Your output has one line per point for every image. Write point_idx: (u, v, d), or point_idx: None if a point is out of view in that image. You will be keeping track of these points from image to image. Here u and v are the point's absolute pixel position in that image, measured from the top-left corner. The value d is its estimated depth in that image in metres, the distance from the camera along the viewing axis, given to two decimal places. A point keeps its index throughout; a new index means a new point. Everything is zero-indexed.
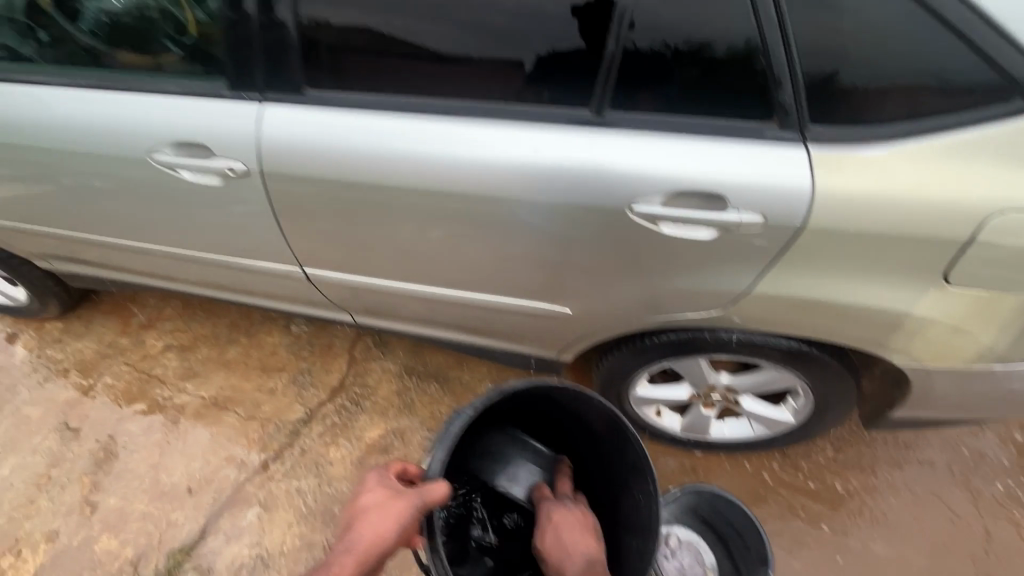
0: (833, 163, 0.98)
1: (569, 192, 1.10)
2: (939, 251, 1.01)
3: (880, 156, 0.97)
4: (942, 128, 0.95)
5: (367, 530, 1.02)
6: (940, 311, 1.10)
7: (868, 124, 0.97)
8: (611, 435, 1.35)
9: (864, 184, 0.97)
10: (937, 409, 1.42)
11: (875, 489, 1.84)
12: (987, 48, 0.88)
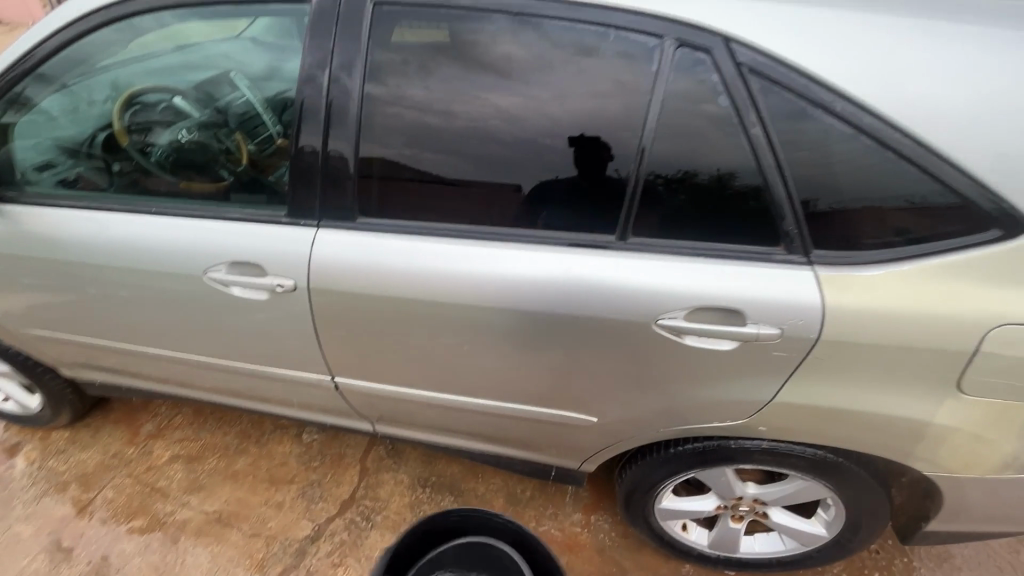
0: (838, 282, 1.08)
1: (596, 306, 1.18)
2: (948, 361, 1.08)
3: (880, 276, 1.07)
4: (931, 253, 1.06)
5: None
6: (959, 419, 1.14)
7: (864, 248, 1.08)
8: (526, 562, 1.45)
9: (869, 300, 1.06)
10: (972, 522, 1.39)
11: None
12: (961, 187, 1.01)
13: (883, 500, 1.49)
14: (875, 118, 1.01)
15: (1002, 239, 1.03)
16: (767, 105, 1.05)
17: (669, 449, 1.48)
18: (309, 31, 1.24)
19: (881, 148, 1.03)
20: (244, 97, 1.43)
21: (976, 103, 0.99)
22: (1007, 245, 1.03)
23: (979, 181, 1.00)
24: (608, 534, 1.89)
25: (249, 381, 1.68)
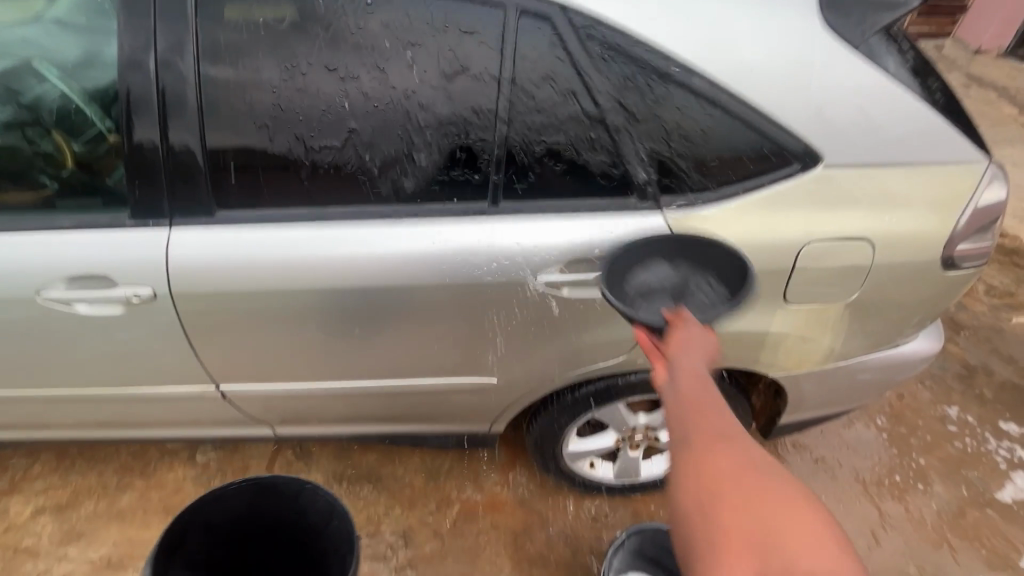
0: (684, 222, 1.23)
1: (480, 272, 1.23)
2: (774, 279, 1.29)
3: (717, 212, 1.24)
4: (753, 189, 1.25)
5: None
6: (789, 326, 1.37)
7: (702, 191, 1.24)
8: (256, 510, 1.33)
9: (709, 234, 1.23)
10: (812, 409, 1.69)
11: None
12: (769, 129, 1.19)
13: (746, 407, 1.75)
14: (697, 75, 1.14)
15: (804, 171, 1.23)
16: (608, 68, 1.14)
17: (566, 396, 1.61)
18: (123, 9, 1.10)
19: (706, 101, 1.17)
20: (56, 88, 1.19)
21: (775, 56, 1.15)
22: (806, 177, 1.23)
23: (781, 124, 1.19)
24: (527, 487, 2.01)
25: (119, 407, 1.51)
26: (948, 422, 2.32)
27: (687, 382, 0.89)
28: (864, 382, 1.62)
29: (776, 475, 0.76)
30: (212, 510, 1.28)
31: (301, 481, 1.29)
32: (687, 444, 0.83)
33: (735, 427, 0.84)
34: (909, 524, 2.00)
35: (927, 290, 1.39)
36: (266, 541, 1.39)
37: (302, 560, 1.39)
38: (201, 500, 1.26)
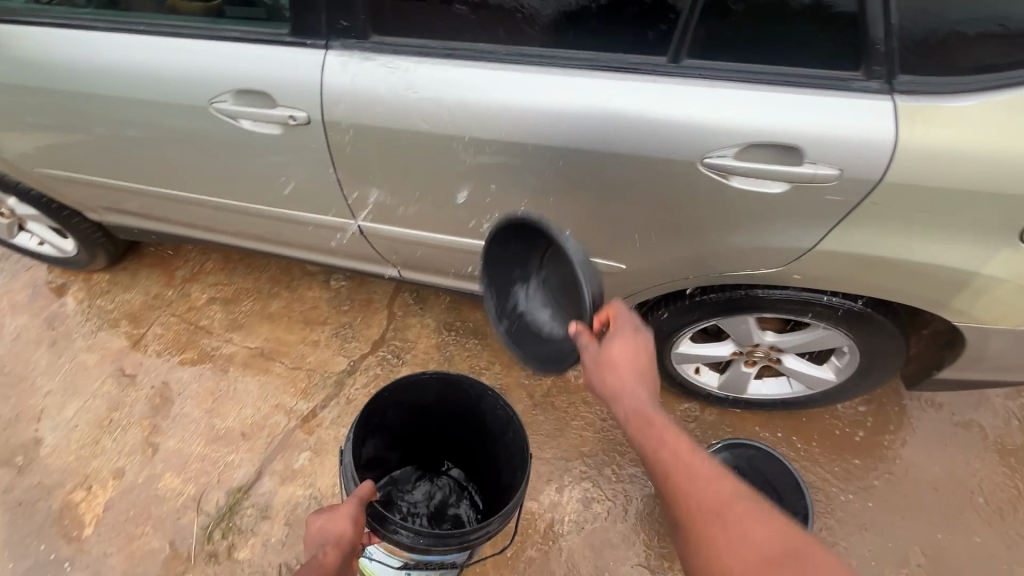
0: (918, 115, 0.95)
1: (638, 143, 1.07)
2: (1018, 209, 0.99)
3: (968, 107, 0.94)
4: None
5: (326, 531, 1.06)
6: (1010, 271, 1.08)
7: (959, 75, 0.94)
8: (442, 400, 1.48)
9: (949, 136, 0.95)
10: (988, 371, 1.42)
11: (909, 450, 1.86)
12: None
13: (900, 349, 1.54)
14: None
15: None
16: None
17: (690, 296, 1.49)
18: None
19: None
20: None
21: None
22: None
23: None
24: None
25: (273, 225, 1.66)
26: None
27: (631, 425, 0.97)
28: None
29: (747, 520, 0.82)
30: (412, 387, 1.43)
31: (486, 389, 1.38)
32: (686, 532, 0.85)
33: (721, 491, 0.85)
34: None
35: None
36: (453, 425, 1.56)
37: (477, 450, 1.57)
38: (398, 384, 1.39)
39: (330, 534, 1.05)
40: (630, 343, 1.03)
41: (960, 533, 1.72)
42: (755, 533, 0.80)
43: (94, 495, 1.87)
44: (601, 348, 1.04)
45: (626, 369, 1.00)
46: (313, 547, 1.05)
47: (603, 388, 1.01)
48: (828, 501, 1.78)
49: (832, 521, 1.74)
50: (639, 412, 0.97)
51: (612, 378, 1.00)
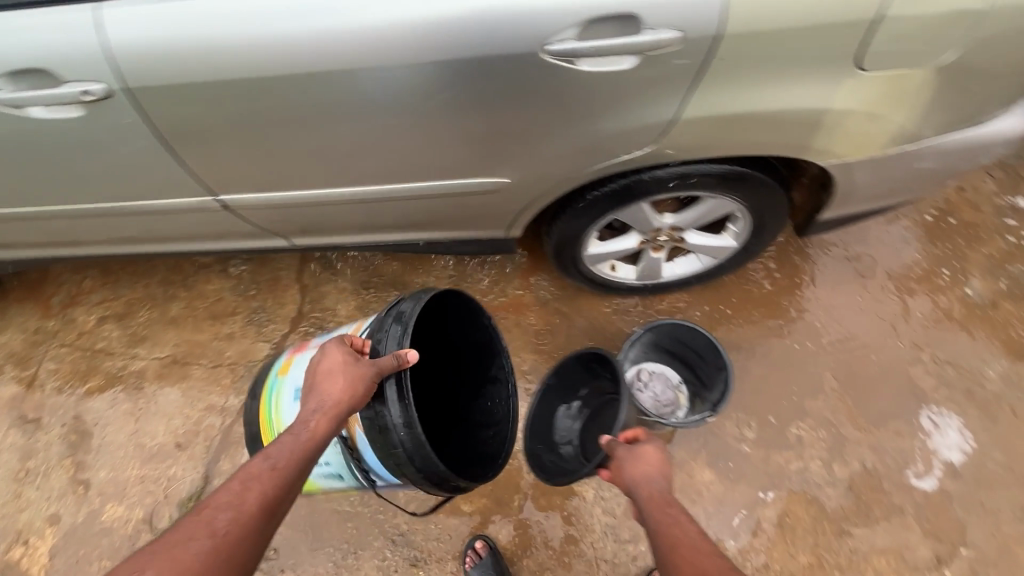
0: None
1: (474, 43, 1.00)
2: (850, 37, 1.01)
3: None
4: None
5: (333, 396, 1.06)
6: (855, 102, 1.12)
7: None
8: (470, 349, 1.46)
9: None
10: (859, 202, 1.52)
11: (815, 293, 2.03)
12: None
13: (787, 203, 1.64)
14: None
15: None
16: None
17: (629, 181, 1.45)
18: None
19: None
20: None
21: None
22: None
23: None
24: (548, 290, 2.04)
25: (130, 222, 1.50)
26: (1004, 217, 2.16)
27: (651, 513, 1.07)
28: (928, 169, 1.42)
29: None
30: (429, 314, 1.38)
31: (511, 376, 1.37)
32: None
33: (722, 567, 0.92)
34: (933, 317, 1.97)
35: None
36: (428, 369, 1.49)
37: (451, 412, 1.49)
38: (469, 300, 1.36)
39: (338, 392, 1.06)
40: (658, 451, 1.19)
41: (863, 352, 1.92)
42: None
43: (34, 547, 1.77)
44: (635, 447, 1.21)
45: (653, 466, 1.17)
46: (323, 398, 1.06)
47: (631, 481, 1.14)
48: (749, 356, 1.93)
49: (754, 371, 1.90)
50: (660, 502, 1.08)
51: (638, 472, 1.15)
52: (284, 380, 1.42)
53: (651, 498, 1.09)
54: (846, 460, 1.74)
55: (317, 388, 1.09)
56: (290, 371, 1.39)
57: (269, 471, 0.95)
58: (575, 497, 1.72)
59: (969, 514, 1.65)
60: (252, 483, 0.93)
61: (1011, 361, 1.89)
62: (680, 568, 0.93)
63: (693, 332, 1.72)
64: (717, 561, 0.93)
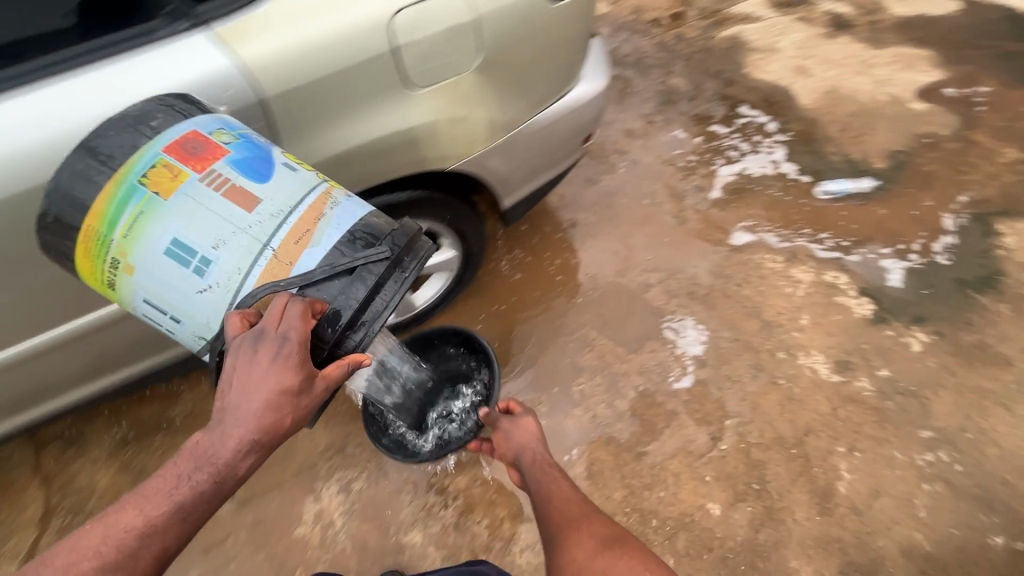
0: (234, 37, 1.07)
1: (28, 177, 1.08)
2: (383, 67, 1.17)
3: (268, 14, 1.08)
4: None
5: (275, 428, 0.93)
6: (433, 113, 1.29)
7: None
8: None
9: (272, 41, 1.08)
10: (521, 185, 1.75)
11: (558, 268, 2.30)
12: None
13: (477, 206, 1.82)
14: None
15: None
16: None
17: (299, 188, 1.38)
18: None
19: None
20: None
21: None
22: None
23: None
24: None
25: None
26: (670, 154, 2.69)
27: (534, 473, 1.28)
28: (552, 140, 1.69)
29: (596, 520, 1.05)
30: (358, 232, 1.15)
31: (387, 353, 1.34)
32: (552, 533, 1.06)
33: (583, 509, 1.09)
34: (648, 248, 2.34)
35: (550, 27, 1.38)
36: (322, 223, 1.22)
37: None
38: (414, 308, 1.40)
39: (282, 425, 0.93)
40: (536, 426, 1.40)
41: (608, 296, 2.20)
42: (600, 531, 1.01)
43: None
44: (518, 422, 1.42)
45: (531, 437, 1.37)
46: (263, 426, 0.91)
47: (517, 452, 1.36)
48: (520, 342, 2.11)
49: (529, 353, 2.08)
50: (541, 464, 1.30)
51: (520, 444, 1.37)
52: (159, 201, 0.99)
53: (532, 461, 1.30)
54: (622, 393, 1.95)
55: (248, 413, 0.91)
56: (166, 190, 0.99)
57: (180, 523, 0.90)
58: (405, 548, 1.70)
59: (722, 390, 1.94)
60: (155, 537, 0.88)
61: (711, 258, 2.30)
62: (550, 513, 1.11)
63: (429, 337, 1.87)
64: (580, 505, 1.12)
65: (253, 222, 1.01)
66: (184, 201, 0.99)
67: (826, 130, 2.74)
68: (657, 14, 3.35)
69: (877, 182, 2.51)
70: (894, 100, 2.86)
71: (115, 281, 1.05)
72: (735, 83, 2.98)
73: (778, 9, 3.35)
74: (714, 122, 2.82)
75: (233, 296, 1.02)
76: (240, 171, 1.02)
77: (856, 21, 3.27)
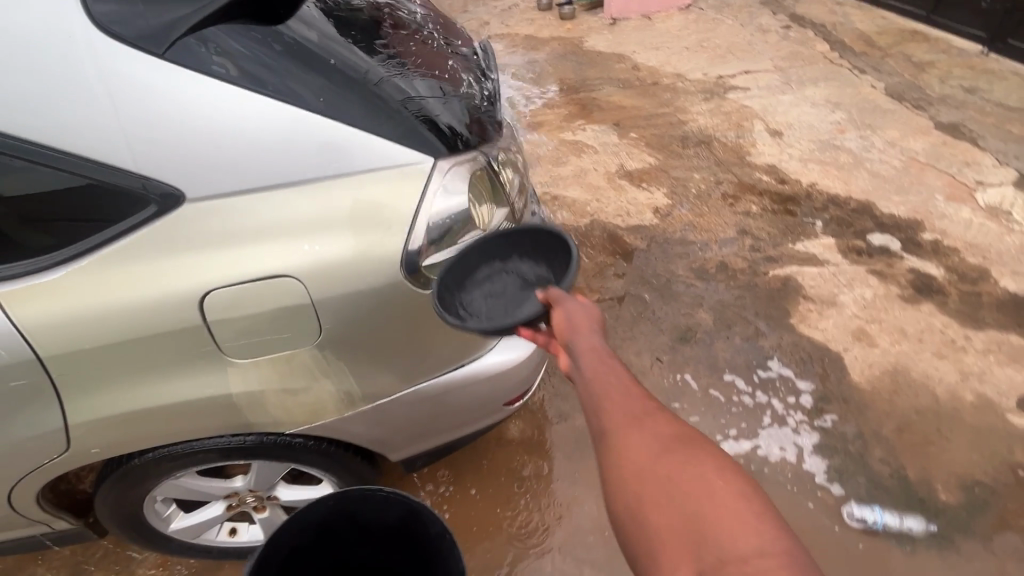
0: (23, 296, 0.97)
1: None
2: (192, 338, 1.05)
3: (64, 277, 0.99)
4: (117, 235, 0.99)
5: None
6: (254, 384, 1.14)
7: (41, 253, 0.99)
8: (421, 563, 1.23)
9: (61, 304, 0.98)
10: (407, 447, 1.48)
11: (488, 531, 1.90)
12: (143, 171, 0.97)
13: (366, 455, 1.55)
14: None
15: (162, 209, 1.00)
16: None
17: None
18: None
19: (42, 168, 0.94)
20: None
21: (117, 95, 0.94)
22: (167, 221, 1.00)
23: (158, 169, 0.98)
24: (186, 565, 1.82)
25: None
26: (669, 403, 2.27)
27: (589, 362, 0.92)
28: (452, 406, 1.42)
29: (719, 502, 0.71)
30: (353, 501, 1.20)
31: None
32: (653, 548, 0.72)
33: (697, 493, 0.73)
34: (592, 534, 1.88)
35: (426, 311, 1.20)
36: (314, 540, 1.24)
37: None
38: (433, 537, 1.16)
39: None
40: (593, 306, 1.02)
41: None
42: (743, 546, 0.65)
43: None
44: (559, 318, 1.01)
45: (585, 325, 0.97)
46: None
47: (565, 340, 0.97)
48: None
49: None
50: (599, 353, 0.94)
51: (571, 328, 0.98)
52: (273, 224, 1.04)
53: (591, 353, 0.93)
54: None
55: None
56: (276, 224, 1.04)
57: None
58: None
59: None
60: None
61: None
62: (647, 514, 0.75)
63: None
64: (668, 452, 0.80)
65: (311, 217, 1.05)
66: (291, 211, 1.04)
67: (877, 423, 2.16)
68: (704, 237, 3.12)
69: (931, 524, 1.87)
70: (985, 404, 2.23)
71: (321, 241, 1.06)
72: (776, 332, 2.55)
73: (848, 256, 2.96)
74: (733, 371, 2.39)
75: (302, 251, 1.05)
76: (280, 218, 1.04)
77: (947, 288, 2.75)
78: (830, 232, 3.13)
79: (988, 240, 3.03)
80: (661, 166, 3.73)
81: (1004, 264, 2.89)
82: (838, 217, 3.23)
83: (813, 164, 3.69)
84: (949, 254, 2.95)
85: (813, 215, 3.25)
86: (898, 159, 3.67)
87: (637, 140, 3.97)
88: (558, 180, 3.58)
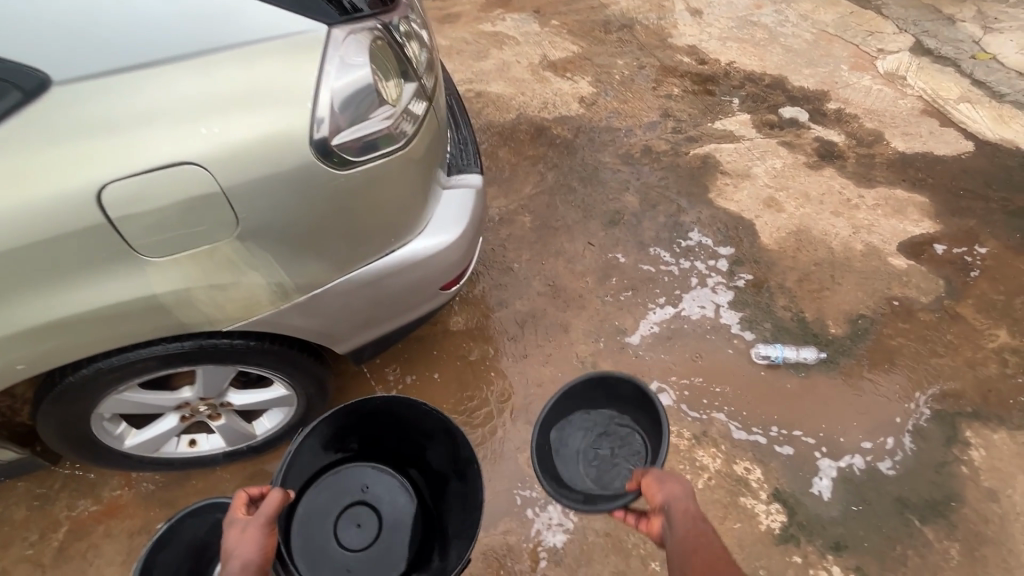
0: None
1: None
2: (99, 238, 1.01)
3: None
4: None
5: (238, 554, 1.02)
6: (178, 282, 1.13)
7: None
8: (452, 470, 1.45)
9: None
10: (354, 338, 1.53)
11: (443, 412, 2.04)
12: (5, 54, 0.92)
13: (313, 352, 1.59)
14: None
15: (33, 96, 0.94)
16: None
17: (337, 474, 1.53)
18: None
19: None
20: None
21: None
22: (40, 108, 0.94)
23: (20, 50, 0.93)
24: (153, 480, 1.88)
25: None
26: (601, 281, 2.43)
27: (684, 524, 1.03)
28: (394, 291, 1.46)
29: None
30: (402, 404, 1.44)
31: (463, 498, 1.38)
32: None
33: None
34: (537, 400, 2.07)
35: (347, 195, 1.20)
36: (364, 421, 1.48)
37: (447, 485, 1.47)
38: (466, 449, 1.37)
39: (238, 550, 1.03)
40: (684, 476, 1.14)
41: (481, 449, 1.97)
42: None
43: None
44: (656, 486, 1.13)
45: (679, 493, 1.10)
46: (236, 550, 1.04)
47: (660, 503, 1.10)
48: None
49: None
50: (692, 516, 1.05)
51: (669, 493, 1.10)
52: (162, 106, 0.99)
53: (684, 518, 1.05)
54: None
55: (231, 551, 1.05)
56: (165, 106, 0.99)
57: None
58: None
59: None
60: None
61: None
62: None
63: (216, 505, 1.51)
64: None
65: (202, 96, 1.00)
66: (178, 91, 1.00)
67: (783, 277, 2.42)
68: (629, 123, 3.16)
69: (822, 353, 2.18)
70: (872, 251, 2.52)
71: (218, 121, 1.02)
72: (696, 206, 2.71)
73: (762, 131, 3.10)
74: (658, 246, 2.55)
75: (200, 134, 1.01)
76: (168, 99, 0.99)
77: (847, 153, 2.97)
78: (746, 109, 3.24)
79: (884, 105, 3.24)
80: (585, 54, 3.64)
81: (896, 126, 3.12)
82: (753, 93, 3.33)
83: (731, 42, 3.71)
84: (850, 121, 3.15)
85: (731, 94, 3.33)
86: (809, 32, 3.76)
87: (560, 27, 3.82)
88: (481, 76, 3.44)
